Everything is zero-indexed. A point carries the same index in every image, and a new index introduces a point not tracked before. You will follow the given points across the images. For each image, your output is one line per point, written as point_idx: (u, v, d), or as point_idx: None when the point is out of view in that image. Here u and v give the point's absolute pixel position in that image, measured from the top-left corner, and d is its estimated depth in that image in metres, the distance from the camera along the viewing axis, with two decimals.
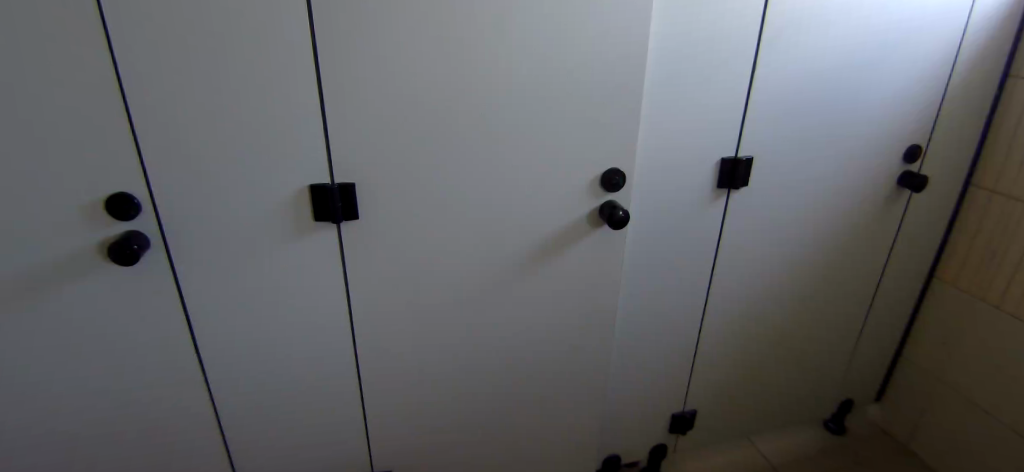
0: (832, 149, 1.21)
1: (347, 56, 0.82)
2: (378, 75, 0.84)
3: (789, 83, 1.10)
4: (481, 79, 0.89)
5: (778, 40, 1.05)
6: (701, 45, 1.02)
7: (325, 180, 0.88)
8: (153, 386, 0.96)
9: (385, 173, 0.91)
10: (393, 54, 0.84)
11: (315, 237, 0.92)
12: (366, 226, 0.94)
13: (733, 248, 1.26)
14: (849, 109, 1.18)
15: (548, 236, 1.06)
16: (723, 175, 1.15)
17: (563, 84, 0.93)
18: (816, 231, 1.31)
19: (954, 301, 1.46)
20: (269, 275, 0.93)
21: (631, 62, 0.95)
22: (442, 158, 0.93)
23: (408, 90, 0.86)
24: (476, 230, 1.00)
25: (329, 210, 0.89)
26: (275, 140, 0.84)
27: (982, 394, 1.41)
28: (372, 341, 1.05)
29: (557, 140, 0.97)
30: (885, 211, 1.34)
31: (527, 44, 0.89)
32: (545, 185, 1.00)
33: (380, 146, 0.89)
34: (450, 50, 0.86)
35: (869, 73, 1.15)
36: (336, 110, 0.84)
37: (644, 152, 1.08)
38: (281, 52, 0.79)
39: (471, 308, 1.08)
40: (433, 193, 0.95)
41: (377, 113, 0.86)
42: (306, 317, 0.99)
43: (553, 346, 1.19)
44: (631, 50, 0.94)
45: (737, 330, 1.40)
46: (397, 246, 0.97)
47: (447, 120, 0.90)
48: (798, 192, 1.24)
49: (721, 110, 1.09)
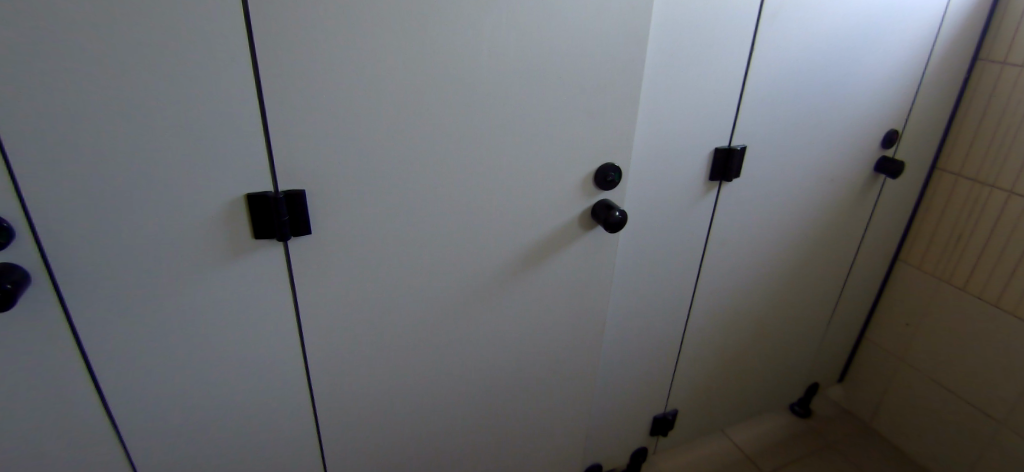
0: (818, 136, 1.16)
1: (289, 30, 0.63)
2: (334, 57, 0.67)
3: (784, 66, 1.03)
4: (460, 62, 0.74)
5: (776, 19, 0.96)
6: (700, 24, 0.91)
7: (267, 187, 0.71)
8: (53, 455, 0.76)
9: (343, 179, 0.74)
10: (353, 29, 0.66)
11: (257, 258, 0.75)
12: (322, 241, 0.77)
13: (720, 243, 1.19)
14: (837, 94, 1.13)
15: (536, 243, 0.93)
16: (716, 166, 1.06)
17: (554, 67, 0.79)
18: (798, 222, 1.27)
19: (918, 283, 1.48)
20: (199, 307, 0.75)
21: (631, 43, 0.82)
22: (414, 157, 0.77)
23: (372, 74, 0.70)
24: (453, 240, 0.86)
25: (274, 224, 0.72)
26: (198, 141, 0.65)
27: (948, 375, 1.45)
28: (333, 373, 0.89)
29: (547, 135, 0.84)
30: (861, 197, 1.32)
31: (514, 20, 0.74)
32: (532, 185, 0.87)
33: (336, 142, 0.72)
34: (423, 25, 0.70)
35: (856, 59, 1.11)
36: (282, 101, 0.66)
37: (639, 145, 0.97)
38: (201, 26, 0.60)
39: (449, 327, 0.95)
40: (404, 198, 0.79)
41: (331, 105, 0.69)
42: (249, 352, 0.81)
43: (537, 360, 1.08)
44: (631, 30, 0.81)
45: (719, 326, 1.35)
46: (361, 261, 0.82)
47: (420, 111, 0.75)
48: (783, 183, 1.19)
49: (718, 95, 0.99)
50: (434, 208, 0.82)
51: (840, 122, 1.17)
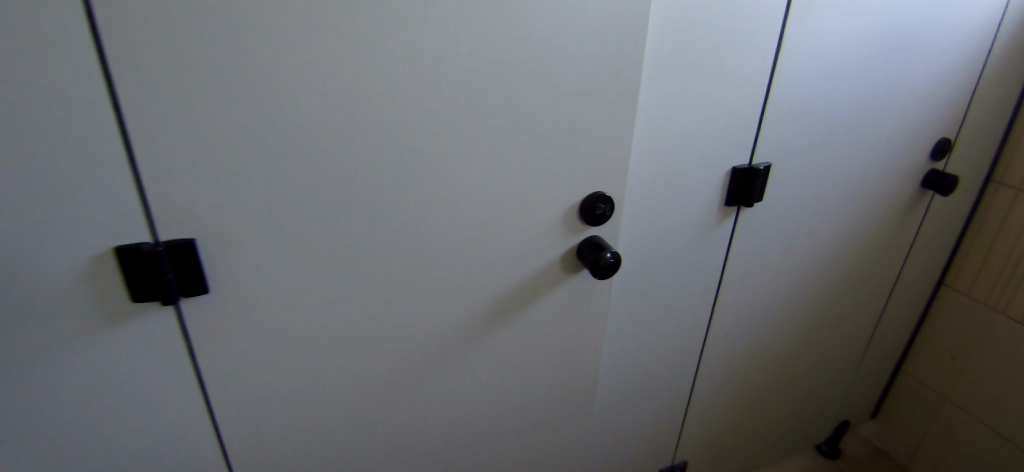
0: (858, 147, 0.97)
1: (154, 28, 0.47)
2: (224, 64, 0.50)
3: (817, 68, 0.84)
4: (401, 67, 0.56)
5: (811, 8, 0.78)
6: (717, 15, 0.72)
7: (142, 238, 0.54)
8: None
9: (249, 223, 0.57)
10: (247, 25, 0.49)
11: (140, 328, 0.57)
12: (227, 302, 0.60)
13: (738, 276, 1.01)
14: (880, 99, 0.94)
15: (509, 293, 0.74)
16: (733, 189, 0.88)
17: (530, 73, 0.61)
18: (831, 245, 1.09)
19: (966, 312, 1.28)
20: (65, 395, 0.57)
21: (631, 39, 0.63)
22: (344, 195, 0.59)
23: (279, 86, 0.52)
24: (403, 294, 0.68)
25: (155, 284, 0.55)
26: (37, 180, 0.48)
27: (1001, 420, 1.24)
28: (259, 460, 0.71)
29: (521, 160, 0.65)
30: (904, 217, 1.13)
31: (473, 11, 0.56)
32: (503, 223, 0.68)
33: (236, 176, 0.54)
34: (347, 20, 0.52)
35: (904, 56, 0.91)
36: (153, 123, 0.50)
37: (639, 168, 0.79)
38: (19, 26, 0.44)
39: (407, 399, 0.76)
40: (338, 243, 0.62)
41: (223, 130, 0.52)
42: (143, 446, 0.63)
43: (520, 430, 0.88)
44: (632, 23, 0.62)
45: (736, 366, 1.16)
46: (286, 324, 0.64)
47: (352, 134, 0.57)
48: (814, 204, 1.00)
49: (737, 106, 0.81)
50: (380, 254, 0.64)
51: (882, 132, 0.98)
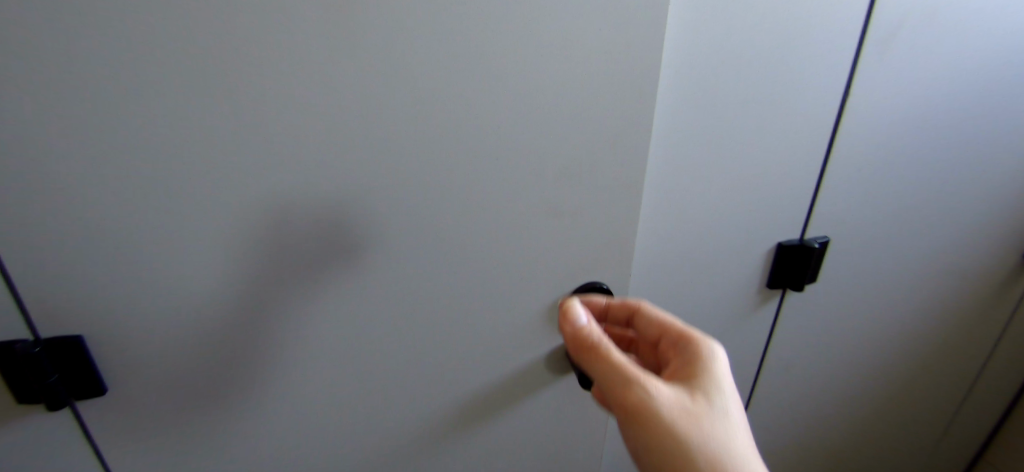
0: (935, 226, 0.82)
1: (18, 80, 0.37)
2: (122, 137, 0.39)
3: (882, 139, 0.71)
4: (347, 131, 0.43)
5: (879, 37, 0.63)
6: (765, 81, 0.60)
7: (17, 337, 0.42)
8: None
9: (156, 330, 0.44)
10: (153, 92, 0.39)
11: (13, 448, 0.45)
12: (129, 419, 0.47)
13: (783, 364, 0.85)
14: (963, 173, 0.79)
15: (496, 404, 0.58)
16: (778, 272, 0.74)
17: (517, 134, 0.47)
18: (897, 317, 0.90)
19: None
20: None
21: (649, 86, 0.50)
22: (281, 297, 0.46)
23: (181, 154, 0.40)
24: (359, 411, 0.53)
25: (36, 386, 0.43)
26: None
27: None
28: None
29: (514, 254, 0.51)
30: (990, 301, 0.95)
31: (440, 58, 0.43)
32: (491, 324, 0.54)
33: (128, 267, 0.42)
34: (279, 80, 0.40)
35: (992, 126, 0.77)
36: (17, 200, 0.39)
37: (664, 252, 0.65)
38: None
39: None
40: (266, 350, 0.48)
41: (117, 217, 0.41)
42: None
43: None
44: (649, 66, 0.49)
45: (777, 461, 0.98)
46: (203, 449, 0.50)
47: (281, 214, 0.44)
48: (877, 285, 0.84)
49: (786, 180, 0.68)
50: (323, 362, 0.50)
51: (966, 209, 0.82)
